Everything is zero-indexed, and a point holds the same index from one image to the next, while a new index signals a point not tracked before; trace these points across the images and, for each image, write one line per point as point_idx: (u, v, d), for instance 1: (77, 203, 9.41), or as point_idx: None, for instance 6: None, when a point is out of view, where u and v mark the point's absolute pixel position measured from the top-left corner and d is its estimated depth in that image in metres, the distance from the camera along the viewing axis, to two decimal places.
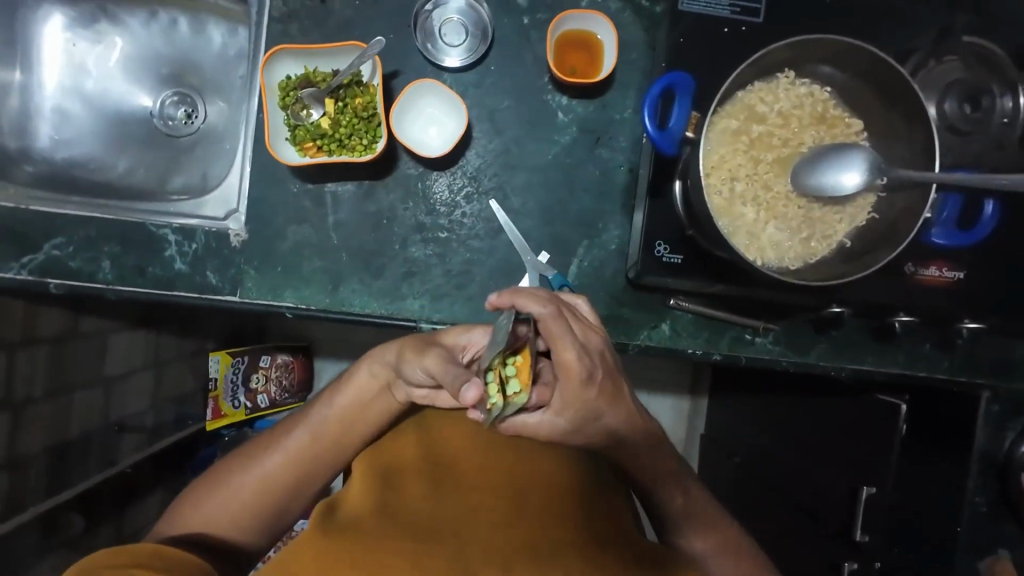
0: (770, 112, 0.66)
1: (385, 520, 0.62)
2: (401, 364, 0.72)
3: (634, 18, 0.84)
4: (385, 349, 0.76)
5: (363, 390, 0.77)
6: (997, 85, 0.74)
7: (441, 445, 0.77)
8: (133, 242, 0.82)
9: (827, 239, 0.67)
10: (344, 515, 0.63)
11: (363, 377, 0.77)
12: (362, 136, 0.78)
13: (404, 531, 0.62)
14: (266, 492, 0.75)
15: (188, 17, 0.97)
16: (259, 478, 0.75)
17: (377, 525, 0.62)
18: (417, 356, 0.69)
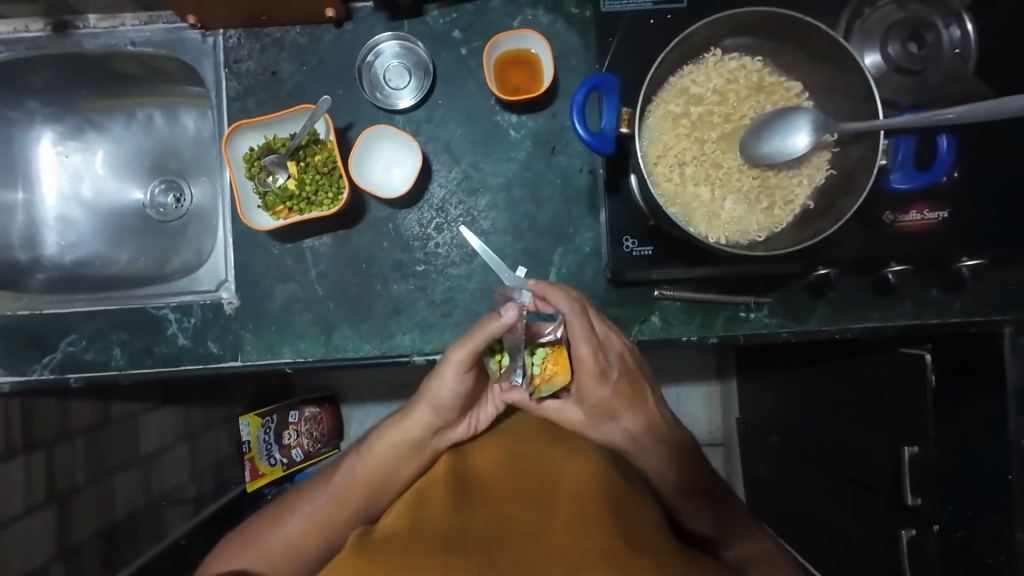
0: (705, 92, 0.66)
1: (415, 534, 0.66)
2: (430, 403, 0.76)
3: (567, 27, 0.86)
4: (414, 412, 0.78)
5: (392, 443, 0.79)
6: (940, 18, 0.73)
7: (467, 464, 0.81)
8: (138, 326, 0.88)
9: (788, 204, 0.66)
10: (380, 533, 0.68)
11: (391, 434, 0.78)
12: (327, 191, 0.82)
13: (437, 539, 0.65)
14: (293, 555, 0.78)
15: (163, 111, 1.04)
16: (288, 541, 0.77)
17: (410, 539, 0.65)
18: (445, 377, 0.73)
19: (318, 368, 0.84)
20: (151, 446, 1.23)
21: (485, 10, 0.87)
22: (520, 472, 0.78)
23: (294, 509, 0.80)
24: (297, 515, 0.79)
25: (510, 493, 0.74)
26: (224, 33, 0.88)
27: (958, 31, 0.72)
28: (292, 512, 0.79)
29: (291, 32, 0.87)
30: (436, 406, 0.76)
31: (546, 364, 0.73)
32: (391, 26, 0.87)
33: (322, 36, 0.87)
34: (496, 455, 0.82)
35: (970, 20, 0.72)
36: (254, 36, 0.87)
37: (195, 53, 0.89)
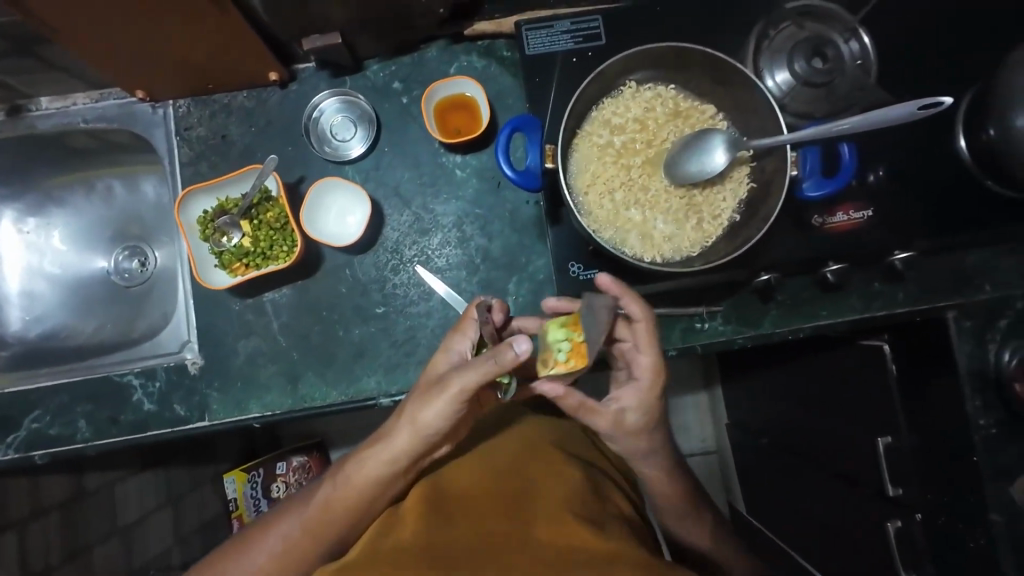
0: (626, 122, 0.70)
1: (398, 557, 0.64)
2: (413, 431, 0.72)
3: (500, 69, 0.91)
4: (395, 441, 0.73)
5: (368, 476, 0.75)
6: (839, 34, 0.78)
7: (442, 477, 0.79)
8: (103, 395, 0.88)
9: (717, 218, 0.69)
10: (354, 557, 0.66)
11: (368, 465, 0.74)
12: (282, 245, 0.84)
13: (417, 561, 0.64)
14: None
15: (122, 180, 1.06)
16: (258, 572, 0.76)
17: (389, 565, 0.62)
18: (430, 401, 0.69)
19: (286, 419, 0.85)
20: (130, 516, 1.20)
21: (421, 61, 0.91)
22: (502, 487, 0.76)
23: (264, 539, 0.77)
24: (262, 548, 0.77)
25: (494, 510, 0.73)
26: (174, 103, 0.91)
27: (857, 44, 0.78)
28: (261, 545, 0.77)
29: (238, 97, 0.91)
30: (419, 434, 0.72)
31: (569, 353, 0.67)
32: (333, 83, 0.91)
33: (268, 98, 0.91)
34: (473, 468, 0.79)
35: (866, 34, 0.78)
36: (202, 103, 0.91)
37: (147, 125, 0.92)
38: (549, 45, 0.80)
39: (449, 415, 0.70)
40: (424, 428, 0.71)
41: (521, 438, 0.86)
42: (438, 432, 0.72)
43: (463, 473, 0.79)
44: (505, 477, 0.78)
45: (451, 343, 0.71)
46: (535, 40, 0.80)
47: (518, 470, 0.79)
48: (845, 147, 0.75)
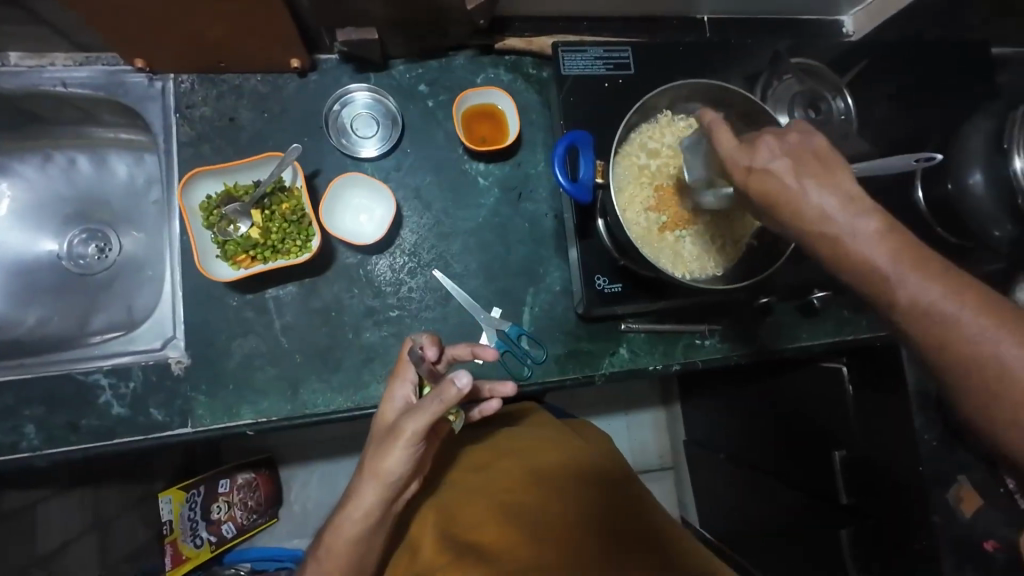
0: (662, 146, 0.75)
1: None
2: (380, 482, 0.67)
3: (526, 85, 0.93)
4: (363, 497, 0.68)
5: (350, 539, 0.69)
6: (828, 91, 0.90)
7: (453, 520, 0.76)
8: (60, 397, 0.76)
9: (738, 242, 0.76)
10: None
11: (348, 528, 0.69)
12: (296, 238, 0.79)
13: None
14: None
15: (89, 155, 0.95)
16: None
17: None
18: (385, 450, 0.65)
19: (285, 427, 0.78)
20: (55, 540, 1.03)
21: (449, 67, 0.92)
22: (510, 514, 0.74)
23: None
24: None
25: (511, 540, 0.71)
26: (175, 78, 0.84)
27: (842, 102, 0.90)
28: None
29: (251, 80, 0.85)
30: (386, 484, 0.67)
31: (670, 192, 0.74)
32: (357, 78, 0.88)
33: (285, 85, 0.86)
34: (480, 504, 0.77)
35: (849, 94, 0.90)
36: (210, 82, 0.84)
37: (140, 98, 0.83)
38: (583, 68, 0.84)
39: (409, 459, 0.65)
40: (387, 476, 0.66)
41: (513, 455, 0.83)
42: (406, 476, 0.68)
43: (468, 510, 0.76)
44: (508, 503, 0.76)
45: (393, 390, 0.68)
46: (571, 62, 0.84)
47: (520, 490, 0.77)
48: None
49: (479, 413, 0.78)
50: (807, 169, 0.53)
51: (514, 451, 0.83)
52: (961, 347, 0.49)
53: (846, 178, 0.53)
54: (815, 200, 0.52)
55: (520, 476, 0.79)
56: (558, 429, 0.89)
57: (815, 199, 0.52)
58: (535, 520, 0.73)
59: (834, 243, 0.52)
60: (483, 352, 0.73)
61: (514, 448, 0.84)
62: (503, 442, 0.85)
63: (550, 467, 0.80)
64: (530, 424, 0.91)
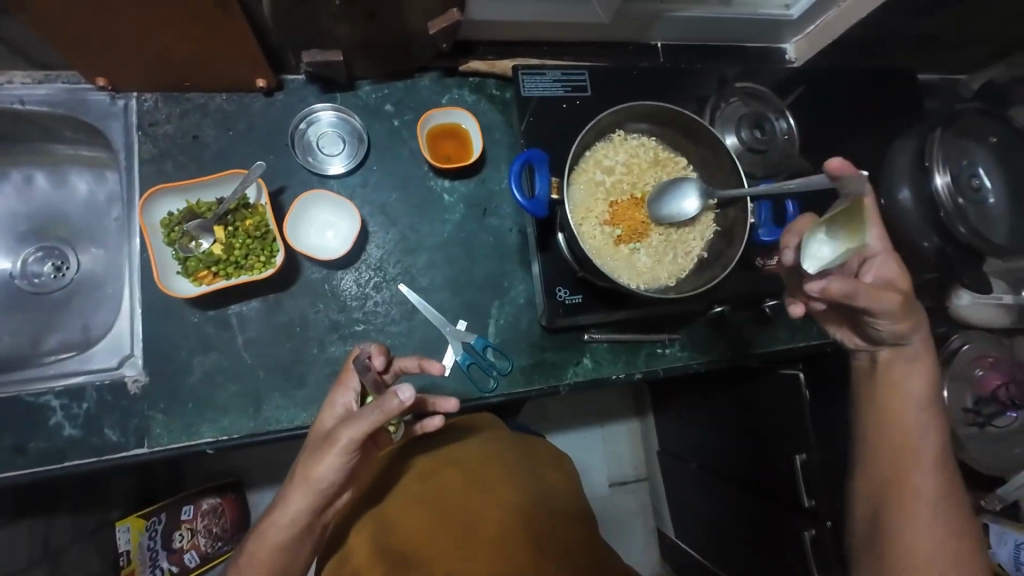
0: (616, 164, 0.79)
1: None
2: (310, 490, 0.66)
3: (489, 106, 0.97)
4: (291, 503, 0.67)
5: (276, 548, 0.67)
6: (772, 113, 0.96)
7: (395, 527, 0.76)
8: (8, 419, 0.74)
9: (689, 254, 0.79)
10: None
11: (275, 534, 0.67)
12: (259, 254, 0.80)
13: None
14: None
15: (47, 172, 0.93)
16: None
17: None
18: (317, 457, 0.65)
19: (246, 444, 0.77)
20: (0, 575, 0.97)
21: (414, 88, 0.95)
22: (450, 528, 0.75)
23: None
24: None
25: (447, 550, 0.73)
26: (138, 96, 0.84)
27: (785, 123, 0.96)
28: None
29: (216, 99, 0.87)
30: (319, 493, 0.67)
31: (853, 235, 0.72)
32: (324, 98, 0.91)
33: (251, 104, 0.88)
34: (423, 513, 0.77)
35: (790, 116, 0.96)
36: (174, 101, 0.85)
37: (102, 116, 0.83)
38: (543, 90, 0.88)
39: (342, 469, 0.65)
40: (318, 483, 0.66)
41: (460, 467, 0.82)
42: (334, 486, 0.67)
43: (408, 519, 0.76)
44: (455, 514, 0.77)
45: (334, 398, 0.68)
46: (531, 85, 0.88)
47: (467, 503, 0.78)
48: (790, 204, 0.91)
49: (422, 428, 0.78)
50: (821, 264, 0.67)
51: (462, 462, 0.83)
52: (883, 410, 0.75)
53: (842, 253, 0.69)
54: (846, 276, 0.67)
55: (468, 488, 0.80)
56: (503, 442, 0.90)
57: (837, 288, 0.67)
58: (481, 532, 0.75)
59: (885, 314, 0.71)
60: (429, 366, 0.73)
61: (464, 458, 0.84)
62: (453, 453, 0.85)
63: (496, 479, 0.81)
64: (477, 433, 0.89)
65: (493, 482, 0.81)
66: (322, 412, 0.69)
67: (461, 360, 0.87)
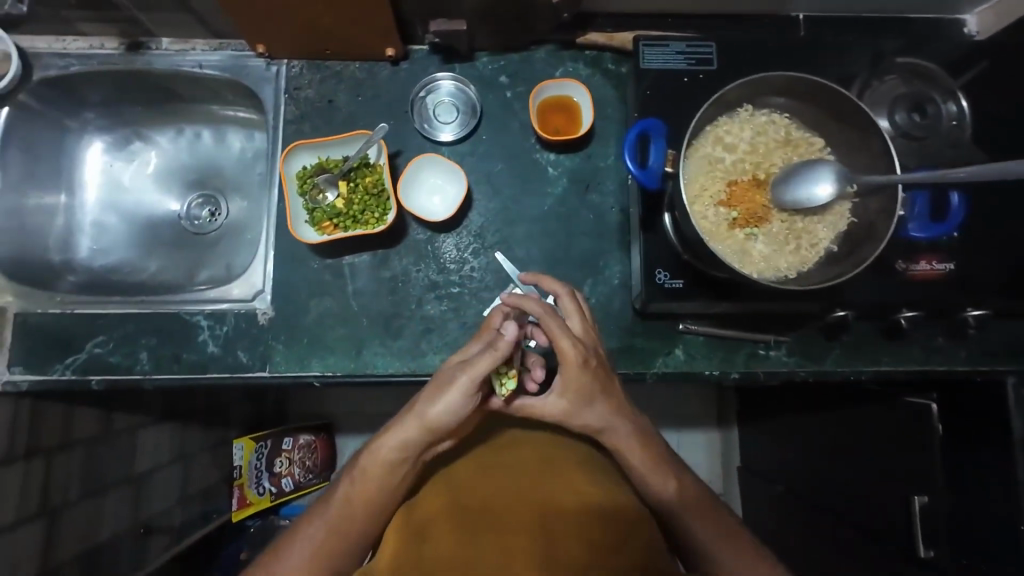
0: (739, 142, 0.73)
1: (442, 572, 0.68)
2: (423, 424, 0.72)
3: (603, 80, 0.94)
4: (403, 433, 0.72)
5: (384, 467, 0.74)
6: (938, 94, 0.82)
7: (467, 492, 0.80)
8: (169, 332, 0.88)
9: (815, 246, 0.71)
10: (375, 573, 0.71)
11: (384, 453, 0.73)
12: (374, 211, 0.86)
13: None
14: None
15: (211, 129, 1.09)
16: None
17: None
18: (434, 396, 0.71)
19: (347, 383, 0.85)
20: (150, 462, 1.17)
21: (530, 60, 0.95)
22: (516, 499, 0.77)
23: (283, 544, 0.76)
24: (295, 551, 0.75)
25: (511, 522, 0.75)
26: (288, 63, 0.95)
27: (954, 106, 0.82)
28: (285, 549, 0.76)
29: (350, 67, 0.94)
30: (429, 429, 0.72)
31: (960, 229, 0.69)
32: (444, 68, 0.94)
33: (379, 72, 0.94)
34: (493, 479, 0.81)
35: (963, 98, 0.82)
36: (315, 67, 0.94)
37: (258, 80, 0.95)
38: (663, 62, 0.84)
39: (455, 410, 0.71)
40: (432, 419, 0.71)
41: (529, 448, 0.88)
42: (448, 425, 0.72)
43: (477, 486, 0.80)
44: (523, 487, 0.79)
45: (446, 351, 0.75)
46: (652, 56, 0.84)
47: (535, 485, 0.80)
48: (955, 195, 0.80)
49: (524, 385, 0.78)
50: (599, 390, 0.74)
51: (530, 445, 0.88)
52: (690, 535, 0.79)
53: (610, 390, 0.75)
54: (620, 423, 0.77)
55: (538, 471, 0.82)
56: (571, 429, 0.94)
57: (626, 424, 0.77)
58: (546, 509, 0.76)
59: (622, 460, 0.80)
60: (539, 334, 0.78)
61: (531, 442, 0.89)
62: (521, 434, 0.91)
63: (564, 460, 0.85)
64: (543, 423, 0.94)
65: (562, 468, 0.84)
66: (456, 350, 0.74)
67: None
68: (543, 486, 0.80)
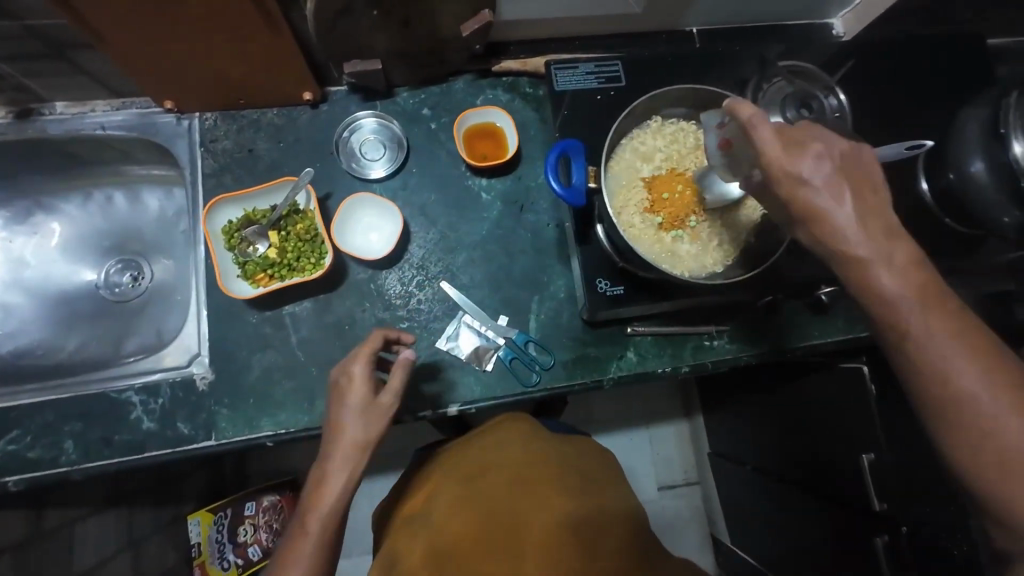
0: (654, 151, 0.78)
1: None
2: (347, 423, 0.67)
3: (523, 104, 0.98)
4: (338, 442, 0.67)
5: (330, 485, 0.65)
6: (821, 91, 0.90)
7: (444, 529, 0.81)
8: (96, 414, 0.81)
9: (735, 240, 0.77)
10: None
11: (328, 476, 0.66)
12: (309, 257, 0.85)
13: None
14: None
15: (124, 191, 1.03)
16: None
17: None
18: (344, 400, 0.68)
19: (302, 438, 0.81)
20: (92, 558, 1.06)
21: (450, 91, 0.97)
22: (497, 542, 0.80)
23: None
24: None
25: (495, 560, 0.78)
26: (199, 116, 0.92)
27: (835, 100, 0.90)
28: None
29: (268, 114, 0.92)
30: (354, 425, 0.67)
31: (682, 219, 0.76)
32: (365, 106, 0.95)
33: (299, 117, 0.93)
34: (469, 514, 0.82)
35: (840, 93, 0.90)
36: (231, 118, 0.92)
37: (169, 136, 0.91)
38: (577, 83, 0.88)
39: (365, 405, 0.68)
40: (359, 417, 0.67)
41: (505, 464, 0.88)
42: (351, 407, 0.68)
43: (458, 519, 0.82)
44: (502, 515, 0.83)
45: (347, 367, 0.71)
46: (564, 78, 0.88)
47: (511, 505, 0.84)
48: None
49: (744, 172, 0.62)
50: (854, 188, 0.52)
51: (510, 470, 0.87)
52: (966, 414, 0.50)
53: (887, 208, 0.53)
54: (895, 263, 0.52)
55: (514, 490, 0.85)
56: (537, 433, 0.94)
57: (907, 273, 0.52)
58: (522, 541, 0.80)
59: (892, 319, 0.52)
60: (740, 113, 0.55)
61: (517, 467, 0.87)
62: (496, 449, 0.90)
63: (534, 473, 0.87)
64: (527, 436, 0.92)
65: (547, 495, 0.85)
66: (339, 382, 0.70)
67: (504, 354, 0.88)
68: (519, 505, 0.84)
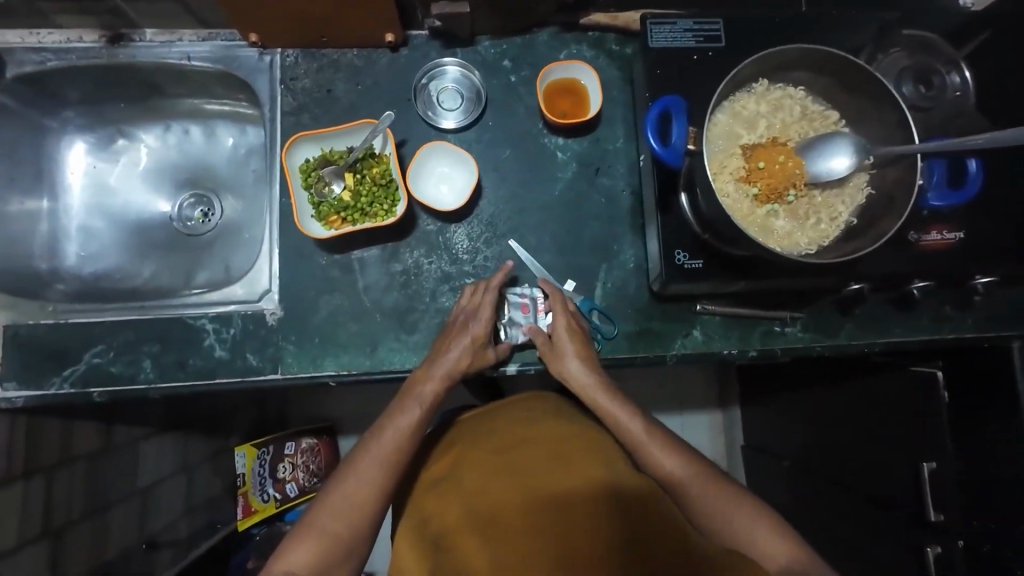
0: (756, 117, 0.73)
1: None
2: (451, 344, 0.79)
3: (608, 62, 0.93)
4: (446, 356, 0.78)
5: (432, 387, 0.77)
6: (941, 65, 0.84)
7: (478, 490, 0.73)
8: (172, 338, 0.84)
9: (834, 220, 0.72)
10: None
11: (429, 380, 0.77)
12: (383, 202, 0.84)
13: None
14: (352, 520, 0.68)
15: (199, 126, 1.04)
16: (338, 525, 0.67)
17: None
18: (459, 326, 0.79)
19: (364, 381, 0.83)
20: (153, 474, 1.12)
21: (533, 43, 0.93)
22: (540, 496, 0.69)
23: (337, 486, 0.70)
24: (343, 482, 0.70)
25: (535, 518, 0.67)
26: (281, 52, 0.91)
27: (957, 77, 0.84)
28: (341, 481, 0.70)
29: (348, 55, 0.91)
30: (459, 347, 0.79)
31: (779, 193, 0.71)
32: (446, 53, 0.92)
33: (378, 60, 0.91)
34: (502, 472, 0.74)
35: (965, 68, 0.83)
36: (311, 56, 0.91)
37: (250, 71, 0.91)
38: (671, 40, 0.82)
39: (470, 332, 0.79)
40: (465, 337, 0.79)
41: (540, 427, 0.81)
42: (457, 334, 0.79)
43: (492, 482, 0.73)
44: (541, 466, 0.73)
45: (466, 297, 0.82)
46: (659, 35, 0.82)
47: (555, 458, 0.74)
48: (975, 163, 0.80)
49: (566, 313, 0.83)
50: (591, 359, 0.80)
51: (539, 437, 0.79)
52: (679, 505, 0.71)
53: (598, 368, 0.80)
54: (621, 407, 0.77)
55: (554, 447, 0.76)
56: (567, 410, 0.88)
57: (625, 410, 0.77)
58: (567, 505, 0.67)
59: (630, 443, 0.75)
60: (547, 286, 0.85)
61: (546, 433, 0.79)
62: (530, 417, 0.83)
63: (575, 435, 0.79)
64: (556, 413, 0.86)
65: (581, 458, 0.74)
66: (423, 367, 0.79)
67: None
68: (564, 459, 0.74)
